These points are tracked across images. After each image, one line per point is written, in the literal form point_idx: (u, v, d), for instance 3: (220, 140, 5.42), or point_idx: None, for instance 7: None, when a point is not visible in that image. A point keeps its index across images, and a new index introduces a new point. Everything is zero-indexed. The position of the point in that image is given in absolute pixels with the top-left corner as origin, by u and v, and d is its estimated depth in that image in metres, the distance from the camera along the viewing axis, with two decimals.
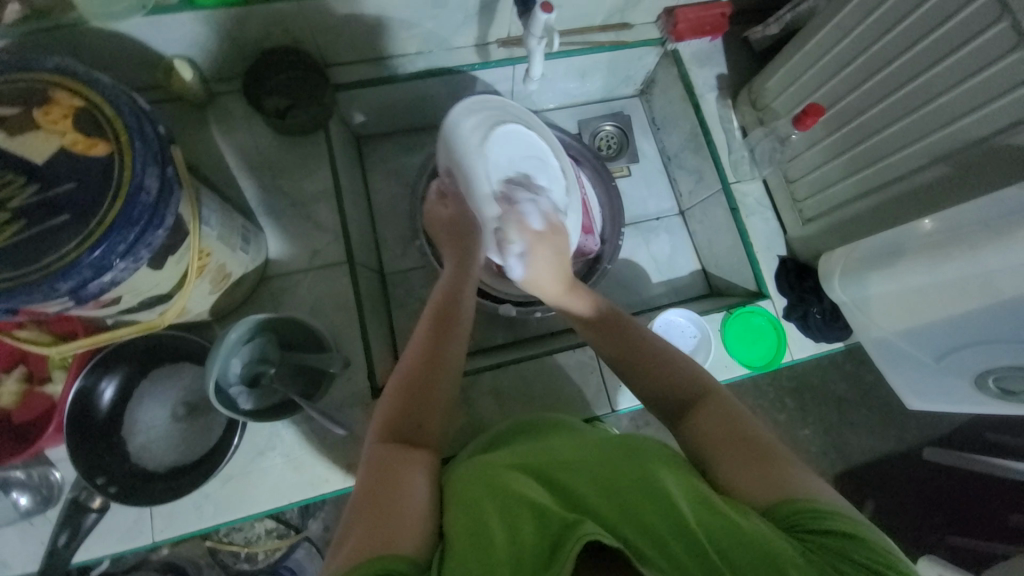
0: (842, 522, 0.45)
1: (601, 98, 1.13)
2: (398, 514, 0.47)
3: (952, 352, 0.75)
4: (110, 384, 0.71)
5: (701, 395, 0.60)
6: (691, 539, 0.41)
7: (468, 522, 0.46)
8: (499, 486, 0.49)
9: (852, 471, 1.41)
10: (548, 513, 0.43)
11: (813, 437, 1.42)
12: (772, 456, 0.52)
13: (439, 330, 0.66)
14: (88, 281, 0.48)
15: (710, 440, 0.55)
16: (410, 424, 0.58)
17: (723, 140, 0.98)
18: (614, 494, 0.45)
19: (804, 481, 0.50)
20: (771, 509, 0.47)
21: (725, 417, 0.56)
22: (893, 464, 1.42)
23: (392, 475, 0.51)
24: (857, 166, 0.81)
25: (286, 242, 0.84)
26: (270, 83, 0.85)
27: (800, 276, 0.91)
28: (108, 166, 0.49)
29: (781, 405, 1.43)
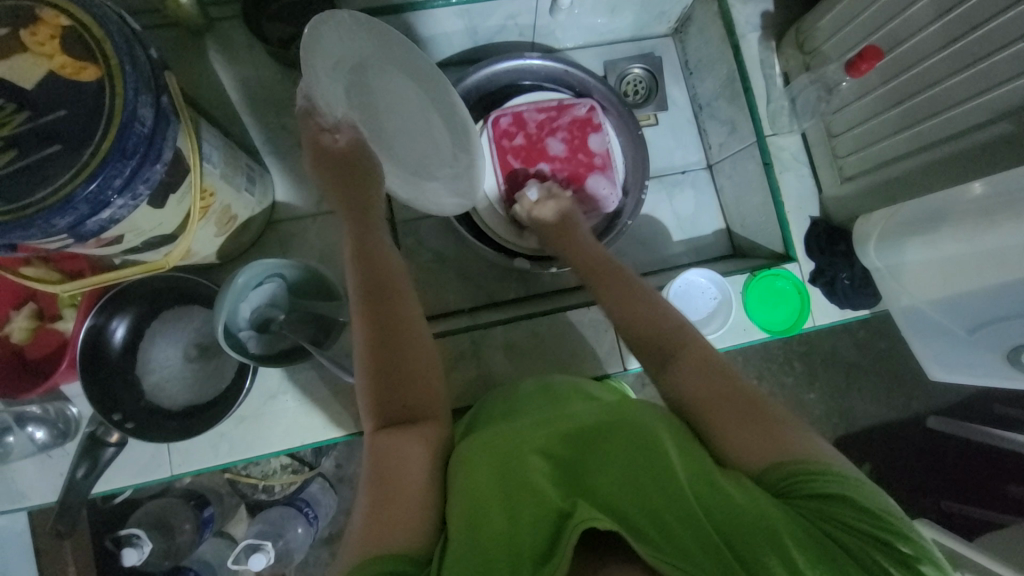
0: (831, 482, 0.48)
1: (630, 36, 1.04)
2: (406, 493, 0.50)
3: (988, 324, 0.71)
4: (120, 324, 0.71)
5: (684, 352, 0.59)
6: (689, 519, 0.44)
7: (471, 497, 0.48)
8: (498, 462, 0.51)
9: (854, 436, 1.42)
10: (547, 503, 0.46)
11: (820, 401, 1.42)
12: (769, 413, 0.53)
13: (376, 279, 0.63)
14: (86, 217, 0.46)
15: (699, 396, 0.56)
16: (400, 387, 0.58)
17: (762, 87, 0.90)
18: (615, 481, 0.47)
19: (792, 438, 0.52)
20: (767, 471, 0.50)
21: (715, 367, 0.57)
22: (896, 431, 1.42)
23: (396, 455, 0.53)
24: (909, 121, 0.74)
25: (293, 185, 0.81)
26: (271, 8, 0.79)
27: (831, 239, 0.86)
28: (98, 92, 0.45)
29: (789, 369, 1.42)
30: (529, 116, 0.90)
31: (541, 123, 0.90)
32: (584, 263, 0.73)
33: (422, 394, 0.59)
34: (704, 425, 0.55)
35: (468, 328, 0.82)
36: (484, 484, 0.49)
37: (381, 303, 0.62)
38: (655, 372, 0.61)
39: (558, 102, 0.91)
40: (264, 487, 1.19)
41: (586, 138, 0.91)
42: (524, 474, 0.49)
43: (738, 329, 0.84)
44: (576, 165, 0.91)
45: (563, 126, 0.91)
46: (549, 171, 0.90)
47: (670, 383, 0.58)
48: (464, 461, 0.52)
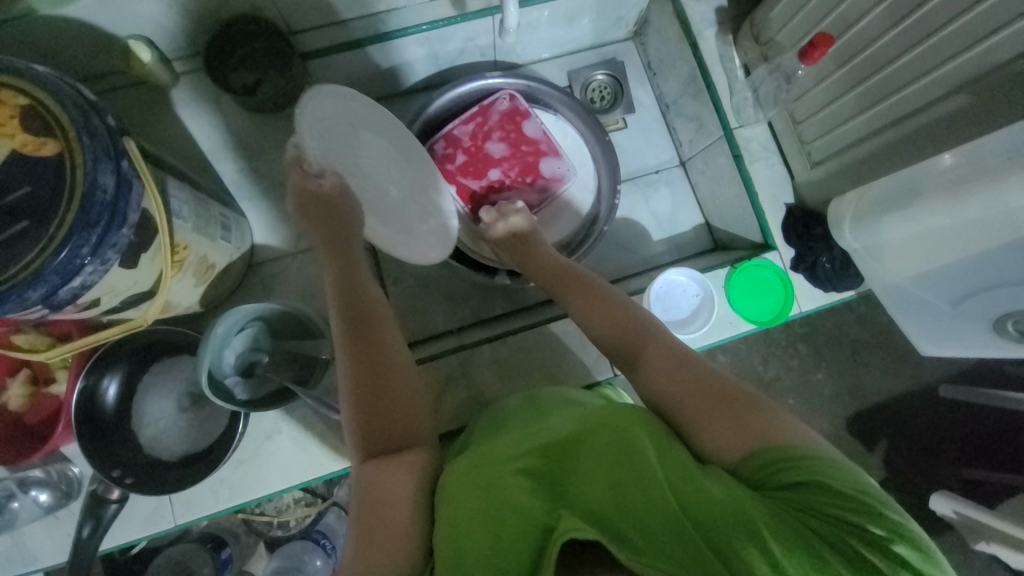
0: (811, 467, 0.46)
1: (591, 44, 1.05)
2: (391, 517, 0.51)
3: (970, 296, 0.71)
4: (112, 382, 0.72)
5: (651, 352, 0.59)
6: (667, 516, 0.44)
7: (451, 512, 0.49)
8: (480, 479, 0.51)
9: (866, 412, 1.41)
10: (524, 509, 0.46)
11: (827, 381, 1.41)
12: (740, 403, 0.52)
13: (352, 309, 0.64)
14: (58, 287, 0.46)
15: (674, 394, 0.55)
16: (379, 410, 0.59)
17: (724, 80, 0.90)
18: (594, 486, 0.48)
19: (774, 423, 0.50)
20: (744, 462, 0.49)
21: (690, 364, 0.57)
22: (908, 404, 1.40)
23: (381, 482, 0.53)
24: (870, 101, 0.74)
25: (272, 225, 0.82)
26: (235, 57, 0.80)
27: (808, 224, 0.86)
28: (60, 166, 0.46)
29: (792, 352, 1.41)
30: (457, 129, 0.90)
31: (473, 132, 0.90)
32: (546, 275, 0.75)
33: (402, 419, 0.60)
34: (680, 423, 0.54)
35: (455, 350, 0.82)
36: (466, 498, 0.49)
37: (354, 330, 0.62)
38: (631, 376, 0.61)
39: (479, 106, 0.91)
40: (279, 523, 1.19)
41: (519, 128, 0.91)
42: (503, 483, 0.49)
43: (725, 323, 0.84)
44: (522, 157, 0.91)
45: (494, 126, 0.90)
46: (499, 174, 0.91)
47: (646, 381, 0.58)
48: (447, 480, 0.53)
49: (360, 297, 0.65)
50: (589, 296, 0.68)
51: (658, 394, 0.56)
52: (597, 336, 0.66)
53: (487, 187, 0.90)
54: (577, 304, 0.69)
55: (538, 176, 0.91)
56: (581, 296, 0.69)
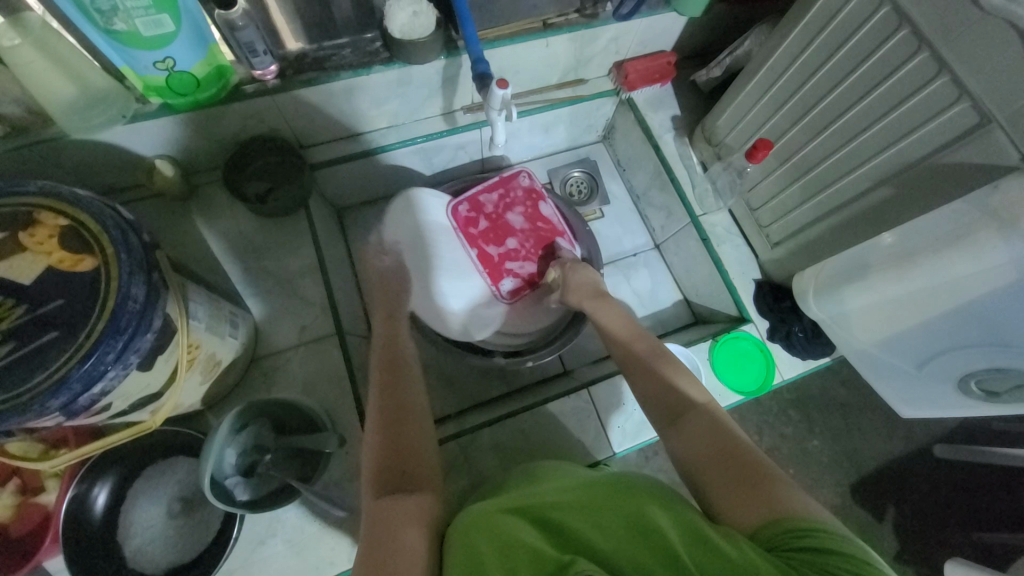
0: (829, 538, 0.46)
1: (566, 147, 1.19)
2: (394, 565, 0.49)
3: (933, 359, 0.77)
4: (102, 490, 0.70)
5: (689, 416, 0.64)
6: (678, 569, 0.44)
7: (470, 566, 0.49)
8: (500, 532, 0.51)
9: (866, 477, 1.40)
10: (543, 558, 0.46)
11: (822, 447, 1.41)
12: (759, 472, 0.54)
13: (393, 384, 0.71)
14: (78, 394, 0.48)
15: (697, 464, 0.59)
16: (399, 475, 0.59)
17: (686, 176, 1.03)
18: (604, 541, 0.48)
19: (790, 495, 0.51)
20: (761, 528, 0.50)
21: (714, 432, 0.60)
22: (906, 466, 1.40)
23: (387, 530, 0.53)
24: (812, 191, 0.84)
25: (274, 320, 0.85)
26: (252, 167, 0.89)
27: (777, 297, 0.94)
28: (94, 279, 0.51)
29: (785, 419, 1.43)
30: (480, 194, 1.00)
31: (496, 203, 1.00)
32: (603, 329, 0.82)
33: (418, 476, 0.60)
34: (704, 485, 0.57)
35: (455, 435, 0.83)
36: (484, 550, 0.49)
37: (396, 415, 0.67)
38: (663, 435, 0.65)
39: (500, 177, 1.02)
40: None
41: (536, 207, 1.01)
42: (520, 536, 0.49)
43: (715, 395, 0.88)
44: (540, 232, 1.00)
45: (516, 199, 1.01)
46: (516, 241, 0.99)
47: (674, 448, 0.63)
48: (467, 534, 0.53)
49: (401, 368, 0.74)
50: (627, 353, 0.76)
51: (687, 455, 0.60)
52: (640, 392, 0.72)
53: (504, 251, 0.99)
54: (622, 356, 0.76)
55: (551, 249, 1.00)
56: (628, 353, 0.76)
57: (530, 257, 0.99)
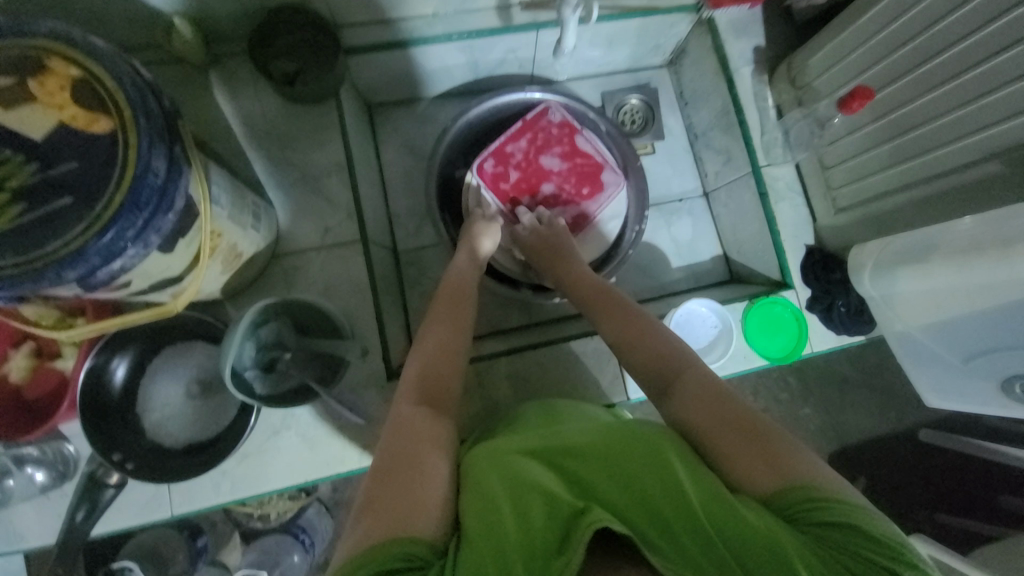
0: (843, 510, 0.47)
1: (626, 68, 1.06)
2: (422, 491, 0.51)
3: (981, 356, 0.73)
4: (121, 364, 0.71)
5: (689, 379, 0.60)
6: (698, 527, 0.45)
7: (486, 502, 0.50)
8: (515, 473, 0.52)
9: (850, 449, 1.43)
10: (559, 504, 0.48)
11: (814, 415, 1.44)
12: (765, 436, 0.53)
13: (450, 311, 0.72)
14: (97, 268, 0.46)
15: (700, 429, 0.56)
16: (422, 413, 0.59)
17: (756, 119, 0.91)
18: (623, 493, 0.49)
19: (801, 462, 0.52)
20: (775, 494, 0.50)
21: (715, 398, 0.57)
22: (892, 445, 1.43)
23: (414, 454, 0.53)
24: (902, 157, 0.76)
25: (296, 218, 0.81)
26: (278, 43, 0.79)
27: (827, 267, 0.87)
28: (111, 144, 0.46)
29: (784, 384, 1.44)
30: (506, 142, 0.91)
31: (526, 150, 0.91)
32: (590, 293, 0.76)
33: (444, 408, 0.61)
34: (707, 448, 0.55)
35: (473, 359, 0.82)
36: (497, 490, 0.50)
37: (438, 349, 0.67)
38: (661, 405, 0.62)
39: (524, 120, 0.92)
40: (261, 514, 1.16)
41: (573, 142, 0.92)
42: (537, 478, 0.51)
43: (739, 358, 0.86)
44: (579, 168, 0.92)
45: (550, 138, 0.92)
46: (555, 184, 0.92)
47: (673, 413, 0.60)
48: (481, 470, 0.54)
49: (461, 297, 0.74)
50: (621, 314, 0.71)
51: (689, 422, 0.57)
52: (629, 358, 0.67)
53: (545, 196, 0.92)
54: (613, 322, 0.71)
55: (598, 185, 0.92)
56: (621, 315, 0.71)
57: (574, 196, 0.92)
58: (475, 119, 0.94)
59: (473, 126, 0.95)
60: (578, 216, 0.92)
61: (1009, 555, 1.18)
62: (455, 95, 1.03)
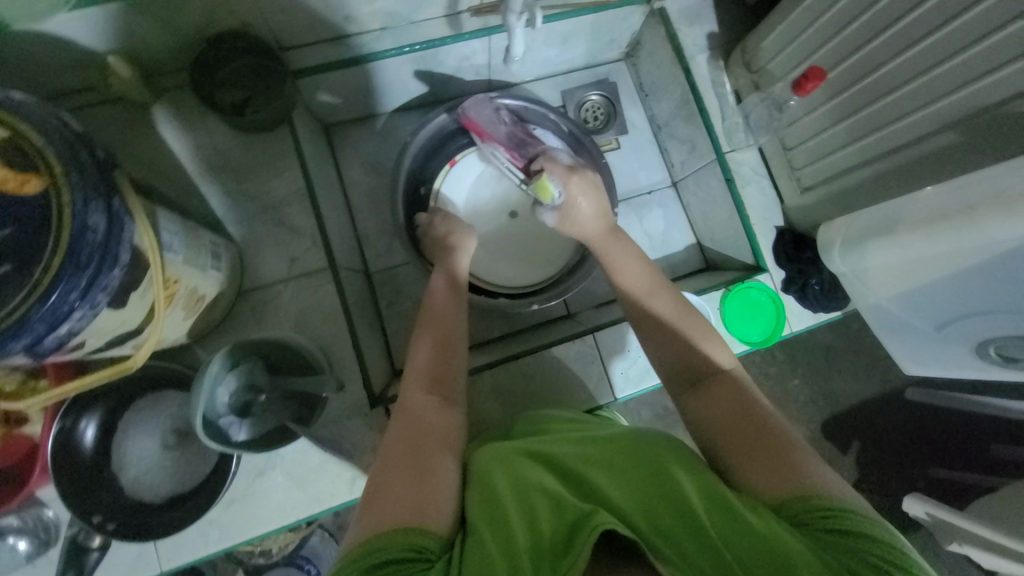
0: (856, 521, 0.46)
1: (583, 64, 1.05)
2: (423, 494, 0.50)
3: (954, 322, 0.74)
4: (89, 423, 0.68)
5: (717, 380, 0.62)
6: (699, 531, 0.44)
7: (492, 509, 0.49)
8: (523, 482, 0.51)
9: (840, 416, 1.46)
10: (566, 508, 0.47)
11: (803, 387, 1.46)
12: (782, 444, 0.53)
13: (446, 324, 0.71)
14: (43, 336, 0.43)
15: (721, 422, 0.57)
16: (435, 404, 0.61)
17: (716, 105, 0.92)
18: (630, 496, 0.48)
19: (816, 471, 0.51)
20: (784, 502, 0.49)
21: (739, 398, 0.59)
22: (880, 408, 1.46)
23: (419, 460, 0.53)
24: (860, 133, 0.77)
25: (261, 250, 0.79)
26: (221, 73, 0.77)
27: (798, 248, 0.89)
28: (44, 205, 0.43)
29: (771, 359, 1.46)
30: (478, 115, 0.90)
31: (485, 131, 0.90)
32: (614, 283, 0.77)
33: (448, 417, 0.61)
34: (721, 451, 0.56)
35: None
36: (505, 495, 0.50)
37: (440, 363, 0.66)
38: (684, 394, 0.63)
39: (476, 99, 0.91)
40: (261, 550, 1.14)
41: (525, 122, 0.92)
42: (546, 485, 0.50)
43: None
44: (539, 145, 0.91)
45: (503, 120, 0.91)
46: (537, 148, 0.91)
47: (694, 405, 0.61)
48: (489, 474, 0.54)
49: (444, 324, 0.70)
50: (641, 293, 0.72)
51: (711, 416, 0.59)
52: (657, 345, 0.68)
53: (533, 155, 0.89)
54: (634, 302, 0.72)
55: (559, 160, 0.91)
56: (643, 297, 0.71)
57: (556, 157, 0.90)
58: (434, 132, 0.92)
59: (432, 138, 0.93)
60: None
61: (1000, 504, 1.22)
62: (413, 107, 1.02)
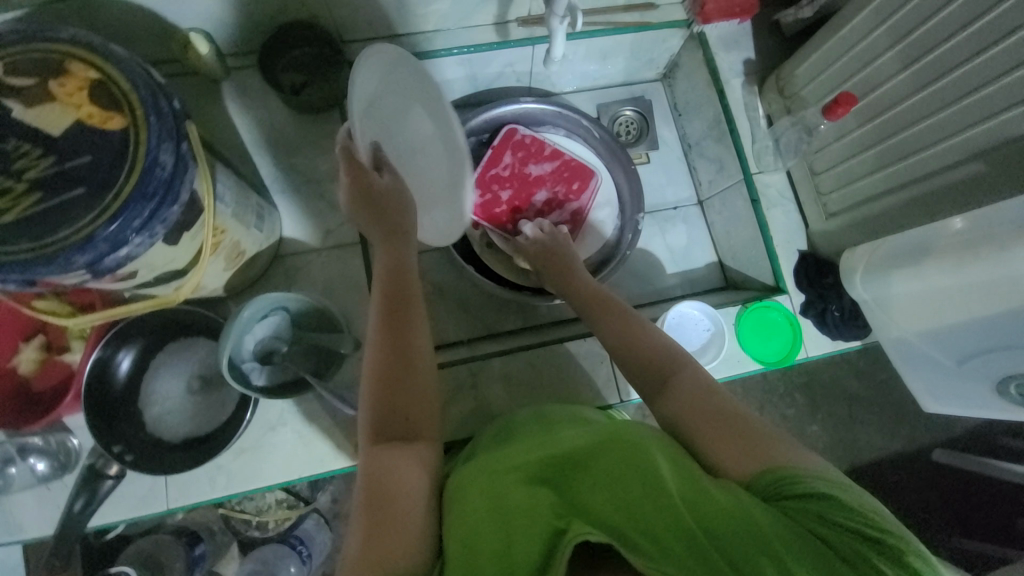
0: (822, 486, 0.49)
1: (621, 81, 1.10)
2: (399, 517, 0.50)
3: (977, 359, 0.73)
4: (127, 355, 0.73)
5: (678, 380, 0.61)
6: (683, 533, 0.44)
7: (468, 525, 0.49)
8: (494, 491, 0.51)
9: (860, 468, 1.40)
10: (537, 521, 0.47)
11: (822, 434, 1.40)
12: (747, 427, 0.55)
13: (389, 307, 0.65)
14: (104, 255, 0.48)
15: (691, 421, 0.57)
16: (395, 445, 0.57)
17: (747, 128, 0.94)
18: (604, 498, 0.48)
19: (781, 446, 0.53)
20: (755, 480, 0.51)
21: (701, 395, 0.59)
22: (903, 463, 1.39)
23: (392, 475, 0.54)
24: (888, 160, 0.77)
25: (299, 220, 0.84)
26: (285, 58, 0.84)
27: (819, 272, 0.88)
28: (123, 139, 0.49)
29: (790, 401, 1.42)
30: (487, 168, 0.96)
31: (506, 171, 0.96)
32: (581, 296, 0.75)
33: (417, 422, 0.61)
34: (696, 446, 0.57)
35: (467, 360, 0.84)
36: (480, 507, 0.50)
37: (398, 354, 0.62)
38: (653, 399, 0.62)
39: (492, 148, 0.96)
40: (258, 522, 1.15)
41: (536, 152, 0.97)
42: (514, 494, 0.50)
43: (734, 361, 0.86)
44: (560, 171, 0.97)
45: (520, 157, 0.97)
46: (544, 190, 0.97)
47: (666, 412, 0.60)
48: (467, 492, 0.53)
49: (401, 292, 0.66)
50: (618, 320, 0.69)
51: (681, 418, 0.58)
52: (622, 355, 0.66)
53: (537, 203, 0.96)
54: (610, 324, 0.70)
55: (585, 178, 0.97)
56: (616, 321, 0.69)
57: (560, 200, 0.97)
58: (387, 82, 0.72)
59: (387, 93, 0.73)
60: (573, 214, 0.97)
61: None
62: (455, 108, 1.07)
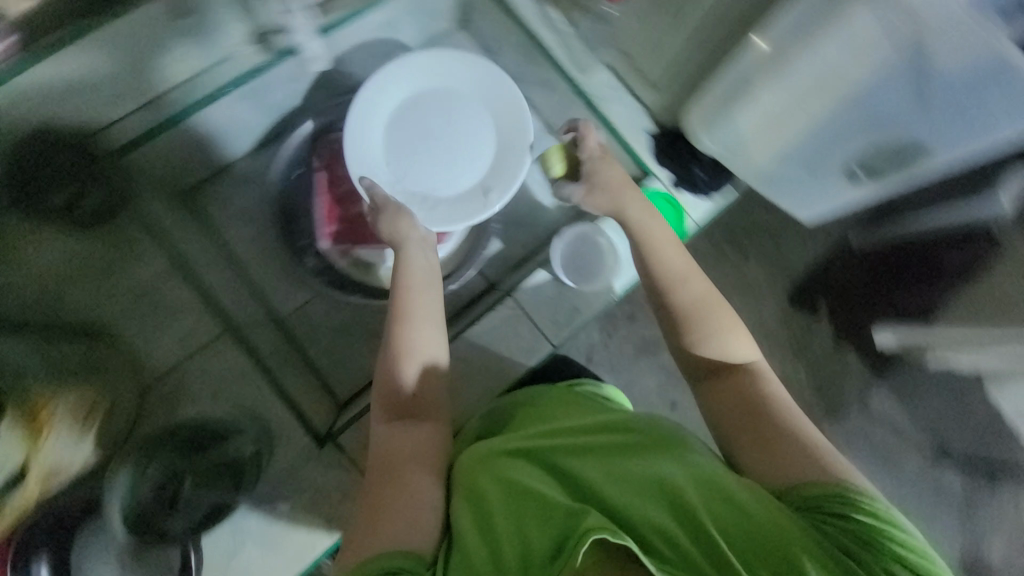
0: (851, 505, 0.59)
1: (421, 43, 0.98)
2: (403, 516, 0.62)
3: (820, 160, 0.79)
4: (42, 567, 0.67)
5: (733, 377, 0.72)
6: (702, 538, 0.55)
7: (481, 518, 0.61)
8: (518, 486, 0.62)
9: (803, 284, 1.38)
10: (554, 512, 0.58)
11: (760, 269, 1.38)
12: (780, 438, 0.66)
13: (398, 322, 0.75)
14: None
15: (725, 418, 0.70)
16: (396, 429, 0.71)
17: (553, 38, 0.87)
18: (627, 495, 0.60)
19: (817, 464, 0.63)
20: (790, 489, 0.62)
21: (748, 400, 0.69)
22: (835, 260, 1.38)
23: (398, 477, 0.66)
24: (677, 17, 0.78)
25: (153, 337, 0.81)
26: (36, 179, 0.71)
27: (671, 143, 0.90)
28: None
29: (723, 256, 1.38)
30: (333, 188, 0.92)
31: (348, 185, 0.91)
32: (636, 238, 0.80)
33: (422, 402, 0.73)
34: (732, 446, 0.68)
35: None
36: (499, 514, 0.60)
37: (394, 352, 0.74)
38: (700, 386, 0.74)
39: (320, 170, 0.92)
40: None
41: None
42: (537, 492, 0.61)
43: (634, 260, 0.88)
44: None
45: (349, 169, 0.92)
46: None
47: (705, 405, 0.73)
48: (476, 483, 0.65)
49: (404, 348, 0.74)
50: (664, 250, 0.78)
51: (721, 414, 0.70)
52: (670, 321, 0.76)
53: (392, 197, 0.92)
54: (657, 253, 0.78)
55: None
56: (659, 246, 0.79)
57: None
58: (411, 98, 0.87)
59: (412, 105, 0.88)
60: None
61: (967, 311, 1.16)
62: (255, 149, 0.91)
